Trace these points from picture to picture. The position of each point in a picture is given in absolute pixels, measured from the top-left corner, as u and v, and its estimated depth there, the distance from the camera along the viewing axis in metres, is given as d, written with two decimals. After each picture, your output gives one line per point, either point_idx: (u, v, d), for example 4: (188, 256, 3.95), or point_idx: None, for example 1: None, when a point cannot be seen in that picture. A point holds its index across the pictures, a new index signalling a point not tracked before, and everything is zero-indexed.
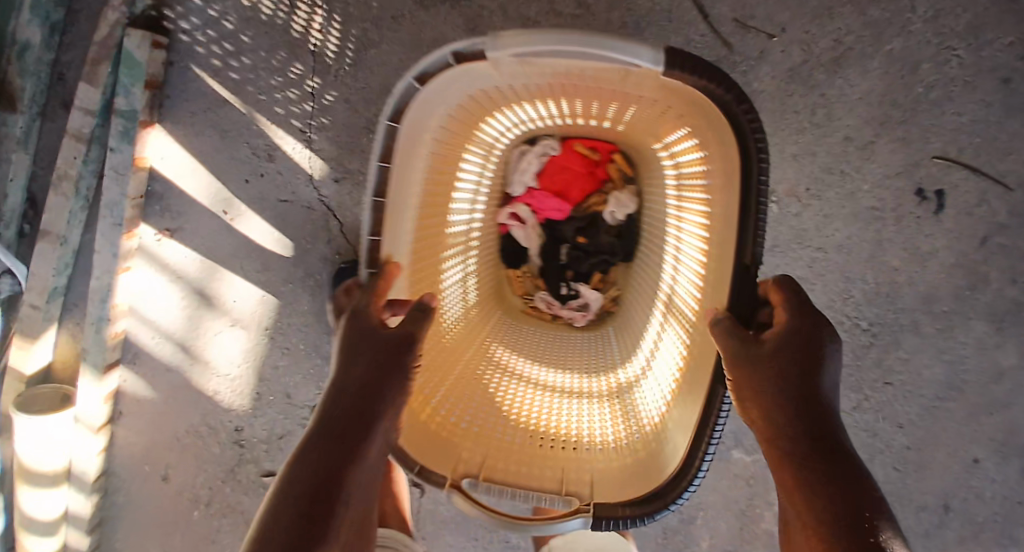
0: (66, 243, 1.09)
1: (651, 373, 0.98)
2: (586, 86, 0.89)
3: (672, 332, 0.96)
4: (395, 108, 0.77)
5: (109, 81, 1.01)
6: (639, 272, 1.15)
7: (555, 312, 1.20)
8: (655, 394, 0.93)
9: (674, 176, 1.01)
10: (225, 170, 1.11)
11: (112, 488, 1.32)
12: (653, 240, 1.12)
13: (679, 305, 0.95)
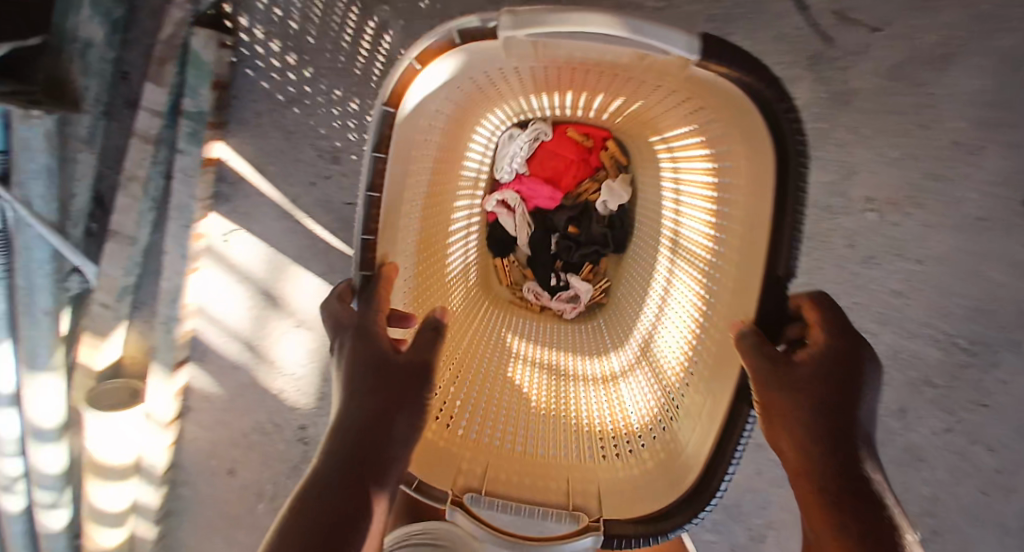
0: (136, 242, 1.08)
1: (661, 342, 0.94)
2: (607, 72, 0.79)
3: (678, 307, 0.92)
4: (392, 92, 0.65)
5: (176, 81, 0.96)
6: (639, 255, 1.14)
7: (544, 303, 1.20)
8: (671, 363, 0.88)
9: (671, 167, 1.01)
10: (292, 173, 1.07)
11: (180, 480, 1.35)
12: (648, 229, 1.13)
13: (691, 280, 0.90)
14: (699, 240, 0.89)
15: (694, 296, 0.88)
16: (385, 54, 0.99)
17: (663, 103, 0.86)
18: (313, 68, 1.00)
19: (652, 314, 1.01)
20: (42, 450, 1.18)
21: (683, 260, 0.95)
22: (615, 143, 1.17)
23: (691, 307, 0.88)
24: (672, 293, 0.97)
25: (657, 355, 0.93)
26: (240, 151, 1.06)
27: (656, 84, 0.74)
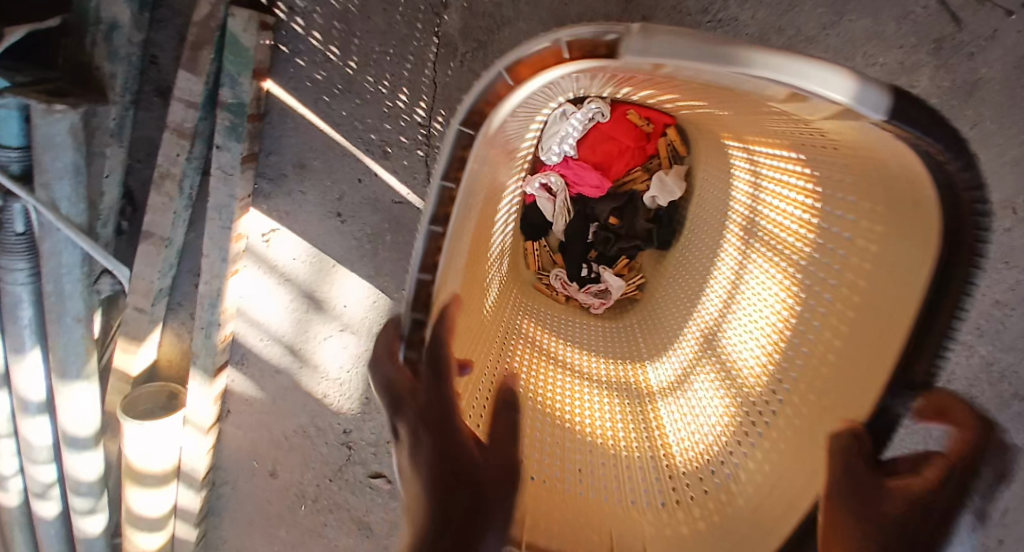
0: (171, 243, 1.01)
1: (746, 337, 0.63)
2: (663, 85, 0.52)
3: (771, 301, 0.60)
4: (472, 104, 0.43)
5: (212, 69, 0.87)
6: (703, 232, 0.80)
7: (569, 294, 0.92)
8: (758, 376, 0.59)
9: (749, 170, 0.65)
10: (336, 169, 0.98)
11: (220, 481, 1.32)
12: (699, 224, 0.81)
13: (779, 262, 0.60)
14: (782, 219, 0.59)
15: (792, 281, 0.57)
16: (442, 38, 0.87)
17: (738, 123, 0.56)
18: (358, 58, 0.89)
19: (720, 300, 0.70)
20: (79, 457, 1.17)
21: (785, 236, 0.59)
22: (680, 129, 0.82)
23: (782, 305, 0.58)
24: (760, 275, 0.63)
25: (741, 360, 0.62)
26: (281, 145, 0.97)
27: (754, 115, 0.49)
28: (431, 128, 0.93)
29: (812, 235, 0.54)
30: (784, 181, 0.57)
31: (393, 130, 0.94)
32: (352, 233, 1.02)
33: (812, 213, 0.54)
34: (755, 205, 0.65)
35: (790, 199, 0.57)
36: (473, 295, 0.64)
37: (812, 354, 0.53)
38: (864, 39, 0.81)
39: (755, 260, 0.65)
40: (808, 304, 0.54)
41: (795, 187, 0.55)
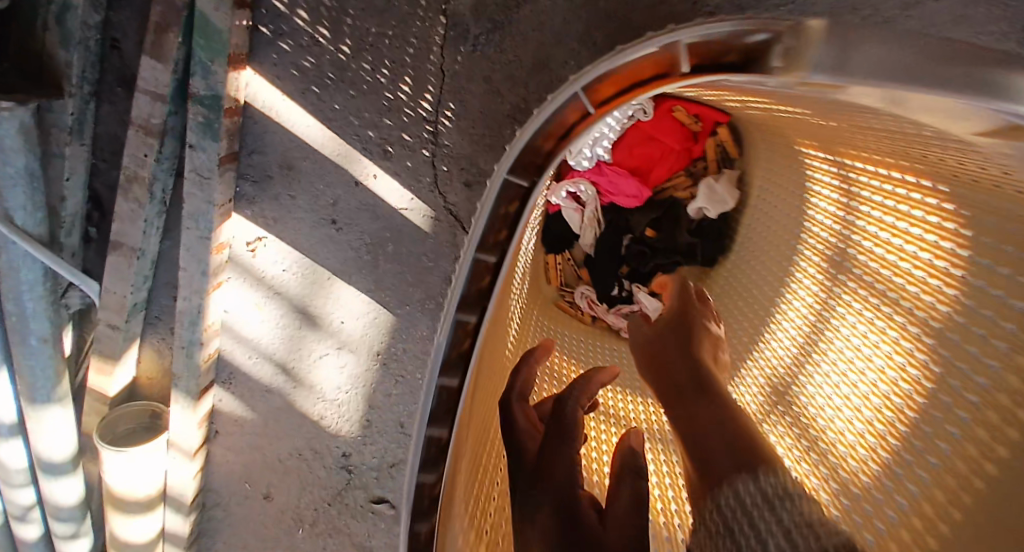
0: (144, 255, 0.89)
1: (839, 403, 0.51)
2: (760, 91, 0.43)
3: (881, 367, 0.47)
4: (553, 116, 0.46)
5: (181, 55, 0.74)
6: (766, 257, 0.69)
7: (597, 314, 0.82)
8: (866, 466, 0.44)
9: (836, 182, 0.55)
10: (329, 170, 0.85)
11: (212, 503, 1.21)
12: (758, 241, 0.72)
13: (884, 313, 0.49)
14: (894, 257, 0.48)
15: (918, 348, 0.44)
16: (451, 18, 0.74)
17: (843, 136, 0.47)
18: (351, 41, 0.76)
19: (795, 346, 0.59)
20: (57, 483, 1.07)
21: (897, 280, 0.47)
22: (732, 127, 0.76)
23: (904, 381, 0.44)
24: (850, 321, 0.53)
25: (834, 435, 0.49)
26: (265, 142, 0.84)
27: (883, 136, 0.39)
28: (438, 123, 0.80)
29: (950, 289, 0.41)
30: (898, 214, 0.47)
31: (394, 126, 0.81)
32: (348, 242, 0.90)
33: (953, 261, 0.41)
34: (848, 232, 0.55)
35: (908, 237, 0.46)
36: (500, 329, 0.54)
37: (957, 455, 0.37)
38: (952, 24, 0.68)
39: (841, 298, 0.54)
40: (951, 388, 0.39)
41: (913, 222, 0.45)
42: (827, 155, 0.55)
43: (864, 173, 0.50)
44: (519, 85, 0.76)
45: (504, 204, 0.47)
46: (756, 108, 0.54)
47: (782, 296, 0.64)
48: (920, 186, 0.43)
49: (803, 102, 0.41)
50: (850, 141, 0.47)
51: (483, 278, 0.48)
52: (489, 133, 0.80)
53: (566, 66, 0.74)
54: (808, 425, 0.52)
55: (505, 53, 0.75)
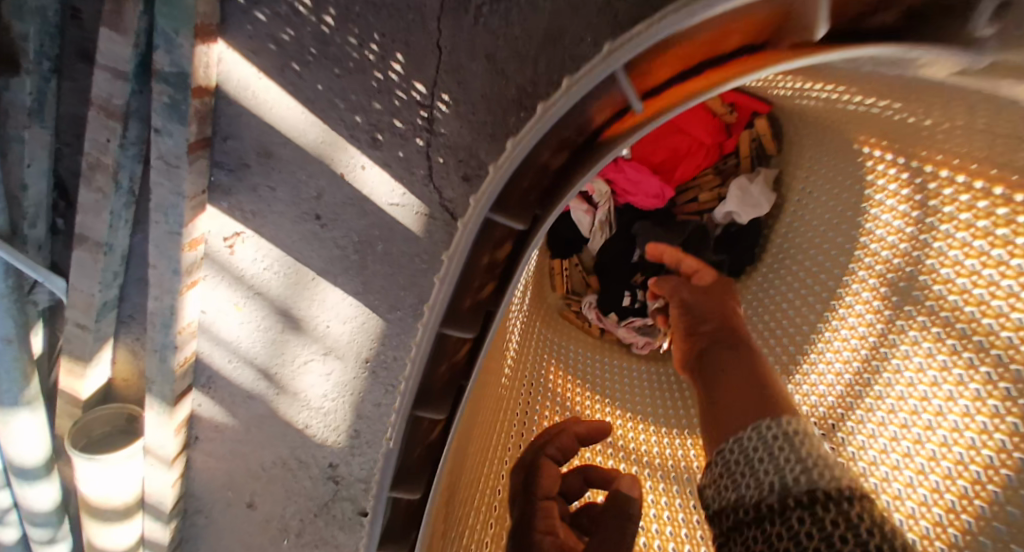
0: (112, 250, 0.81)
1: (897, 459, 0.47)
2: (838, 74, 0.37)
3: (955, 424, 0.43)
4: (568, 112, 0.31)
5: (143, 26, 0.65)
6: (811, 274, 0.63)
7: (607, 327, 0.74)
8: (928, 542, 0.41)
9: (901, 186, 0.49)
10: (312, 159, 0.77)
11: (193, 509, 1.10)
12: (801, 259, 0.65)
13: (962, 361, 0.43)
14: (971, 287, 0.43)
15: (1010, 410, 0.39)
16: None
17: (925, 135, 0.41)
18: (336, 12, 0.67)
19: (842, 383, 0.55)
20: (30, 490, 0.92)
21: (988, 324, 0.41)
22: (770, 119, 0.67)
23: (986, 449, 0.40)
24: (916, 359, 0.48)
25: (891, 497, 0.46)
26: (241, 127, 0.76)
27: (982, 131, 0.35)
28: (433, 107, 0.71)
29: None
30: (974, 231, 0.42)
31: (384, 111, 0.72)
32: (335, 239, 0.82)
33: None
34: (919, 254, 0.48)
35: (989, 263, 0.41)
36: (495, 357, 0.46)
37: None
38: None
39: (904, 333, 0.50)
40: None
41: (1008, 246, 0.39)
42: (896, 157, 0.47)
43: (934, 180, 0.45)
44: (527, 64, 0.66)
45: (488, 250, 0.36)
46: (813, 96, 0.48)
47: (830, 313, 0.59)
48: (1009, 198, 0.38)
49: (888, 89, 0.36)
50: (936, 141, 0.40)
51: (458, 350, 0.37)
52: (491, 121, 0.70)
53: (581, 43, 0.64)
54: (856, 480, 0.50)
55: (512, 27, 0.65)
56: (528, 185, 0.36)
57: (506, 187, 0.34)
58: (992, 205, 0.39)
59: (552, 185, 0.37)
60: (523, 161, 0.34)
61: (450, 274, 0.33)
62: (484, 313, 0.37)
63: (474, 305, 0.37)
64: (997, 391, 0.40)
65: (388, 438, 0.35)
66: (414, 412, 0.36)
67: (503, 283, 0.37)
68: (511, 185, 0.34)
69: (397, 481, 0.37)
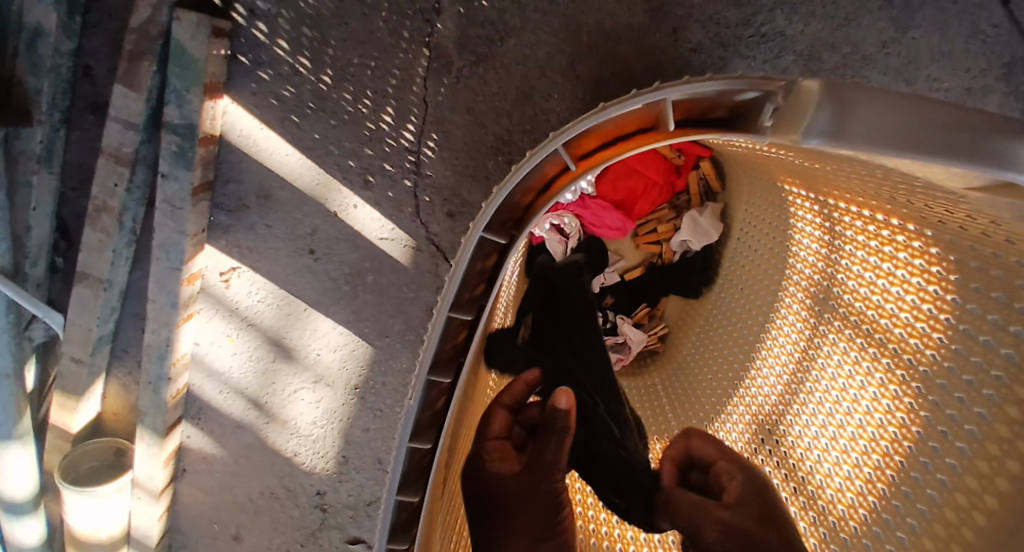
0: (111, 286, 0.85)
1: (826, 443, 0.57)
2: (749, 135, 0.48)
3: (868, 408, 0.53)
4: (527, 173, 0.44)
5: (155, 83, 0.71)
6: (752, 293, 0.72)
7: None
8: (855, 510, 0.52)
9: (814, 215, 0.59)
10: (307, 199, 0.84)
11: (178, 545, 1.08)
12: (744, 279, 0.74)
13: (869, 355, 0.54)
14: (879, 297, 0.53)
15: (906, 391, 0.50)
16: (434, 49, 0.74)
17: (828, 176, 0.50)
18: (332, 72, 0.76)
19: (781, 382, 0.64)
20: (17, 525, 0.93)
21: (889, 328, 0.52)
22: (714, 162, 0.80)
23: (891, 427, 0.51)
24: (836, 358, 0.58)
25: (824, 476, 0.56)
26: (241, 171, 0.82)
27: (857, 174, 0.44)
28: (420, 153, 0.79)
29: (936, 333, 0.47)
30: (881, 253, 0.52)
31: (375, 155, 0.80)
32: (327, 272, 0.88)
33: (940, 306, 0.47)
34: (831, 270, 0.59)
35: (895, 280, 0.51)
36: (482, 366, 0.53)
37: (956, 487, 0.44)
38: (929, 61, 0.69)
39: (825, 337, 0.60)
40: (940, 433, 0.46)
41: (908, 266, 0.49)
42: (810, 194, 0.58)
43: (846, 213, 0.54)
44: (503, 116, 0.76)
45: (480, 259, 0.47)
46: (742, 146, 0.58)
47: (767, 325, 0.68)
48: (902, 228, 0.48)
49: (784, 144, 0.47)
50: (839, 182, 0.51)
51: (458, 334, 0.47)
52: (472, 165, 0.79)
53: (549, 99, 0.74)
54: (795, 465, 0.59)
55: (489, 85, 0.75)
56: (506, 215, 0.47)
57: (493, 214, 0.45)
58: (892, 233, 0.50)
59: (522, 218, 0.50)
60: (503, 201, 0.45)
61: (455, 278, 0.43)
62: (477, 306, 0.48)
63: (472, 299, 0.47)
64: (894, 381, 0.51)
65: (409, 397, 0.45)
66: (430, 378, 0.45)
67: (489, 286, 0.48)
68: (496, 214, 0.45)
69: (414, 434, 0.46)
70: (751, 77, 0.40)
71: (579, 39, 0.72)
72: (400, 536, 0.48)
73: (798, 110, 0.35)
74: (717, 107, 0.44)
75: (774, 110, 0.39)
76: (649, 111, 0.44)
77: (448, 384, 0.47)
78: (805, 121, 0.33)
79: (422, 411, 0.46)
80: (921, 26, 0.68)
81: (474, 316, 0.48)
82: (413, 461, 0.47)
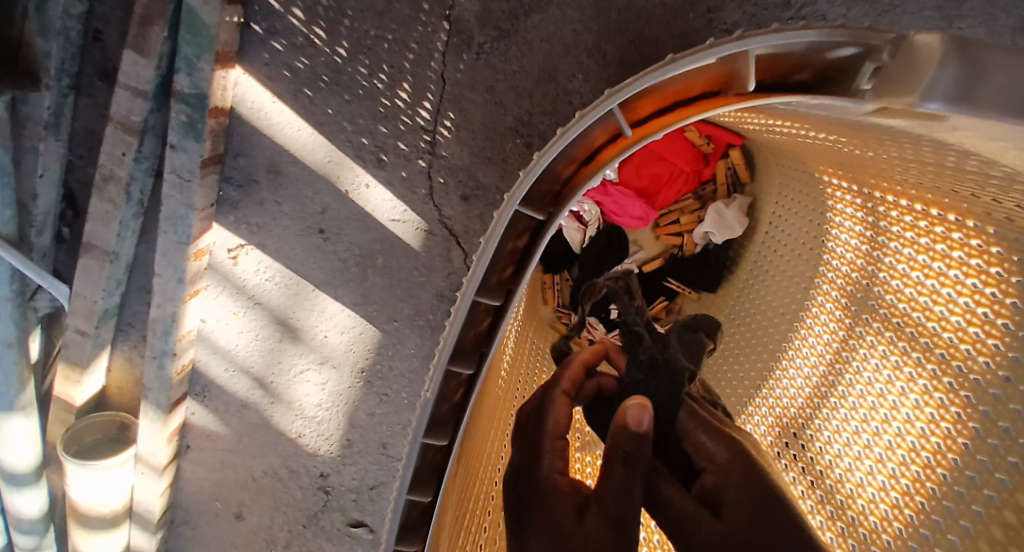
0: (118, 258, 0.83)
1: (857, 451, 0.55)
2: (798, 116, 0.46)
3: (909, 417, 0.51)
4: (565, 146, 0.41)
5: (166, 49, 0.69)
6: (773, 294, 0.70)
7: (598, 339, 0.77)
8: (889, 522, 0.50)
9: (857, 215, 0.57)
10: (318, 176, 0.81)
11: (179, 520, 1.07)
12: (769, 278, 0.72)
13: (911, 360, 0.52)
14: (926, 300, 0.51)
15: (953, 401, 0.48)
16: (454, 24, 0.71)
17: (877, 167, 0.50)
18: (348, 44, 0.73)
19: (810, 385, 0.61)
20: (18, 496, 0.93)
21: (937, 334, 0.49)
22: (743, 150, 0.79)
23: (934, 437, 0.49)
24: (874, 362, 0.56)
25: (854, 485, 0.54)
26: (252, 145, 0.80)
27: (913, 163, 0.44)
28: (435, 132, 0.77)
29: (991, 340, 0.46)
30: (933, 252, 0.50)
31: (389, 133, 0.77)
32: (337, 252, 0.86)
33: (998, 311, 0.45)
34: (873, 270, 0.57)
35: (946, 281, 0.49)
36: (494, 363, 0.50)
37: (1005, 504, 0.43)
38: None
39: (862, 339, 0.57)
40: (990, 446, 0.45)
41: (964, 267, 0.47)
42: (853, 186, 0.57)
43: (894, 208, 0.53)
44: (523, 97, 0.73)
45: (511, 238, 0.44)
46: (781, 132, 0.56)
47: (790, 330, 0.66)
48: (961, 225, 0.46)
49: (840, 125, 0.44)
50: (896, 176, 0.49)
51: (482, 321, 0.45)
52: (488, 146, 0.77)
53: (573, 79, 0.71)
54: (823, 471, 0.57)
55: (510, 64, 0.72)
56: (543, 188, 0.45)
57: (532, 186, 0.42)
58: (947, 230, 0.47)
59: (562, 193, 0.46)
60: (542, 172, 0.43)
61: (483, 259, 0.41)
62: (505, 291, 0.45)
63: (500, 282, 0.44)
64: (940, 391, 0.49)
65: (425, 388, 0.42)
66: (450, 366, 0.43)
67: (519, 270, 0.45)
68: (536, 186, 0.43)
69: (429, 429, 0.44)
70: (852, 29, 0.35)
71: (606, 16, 0.68)
72: (410, 528, 0.46)
73: (912, 74, 0.32)
74: (801, 68, 0.38)
75: (875, 70, 0.35)
76: (721, 67, 0.38)
77: (469, 375, 0.45)
78: (928, 80, 0.30)
79: (437, 405, 0.44)
80: (967, 18, 0.64)
81: (501, 302, 0.45)
82: (424, 460, 0.45)
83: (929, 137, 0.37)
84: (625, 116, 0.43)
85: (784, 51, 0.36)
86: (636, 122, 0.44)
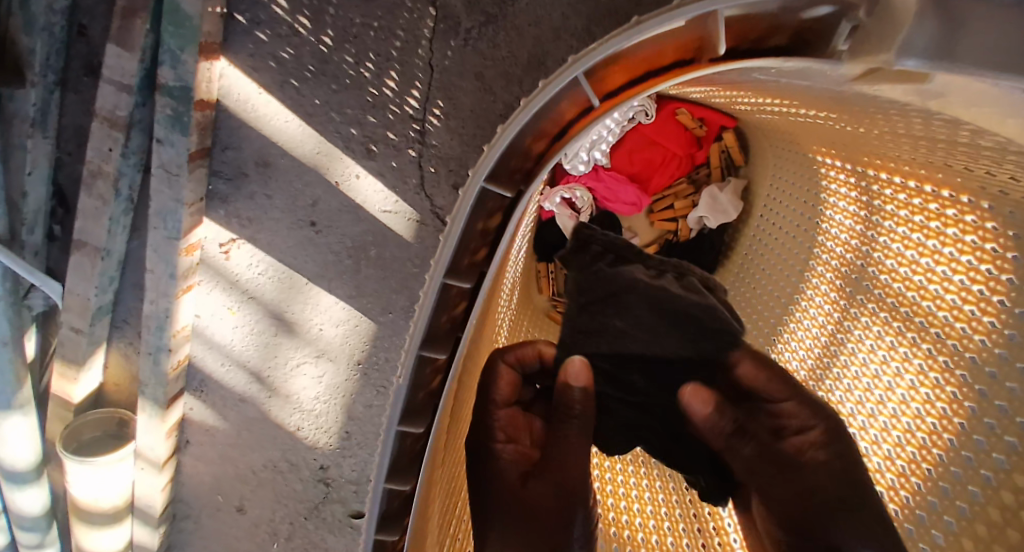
0: (109, 255, 0.83)
1: (853, 433, 0.55)
2: (785, 90, 0.45)
3: (904, 398, 0.51)
4: (530, 118, 0.40)
5: (149, 41, 0.68)
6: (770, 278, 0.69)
7: None
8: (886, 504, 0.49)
9: (852, 195, 0.57)
10: (308, 168, 0.81)
11: (182, 514, 1.08)
12: (763, 262, 0.71)
13: (906, 340, 0.51)
14: (921, 279, 0.50)
15: (949, 380, 0.47)
16: (441, 10, 0.70)
17: (871, 143, 0.48)
18: (334, 32, 0.72)
19: (805, 367, 0.62)
20: (19, 494, 0.93)
21: (931, 312, 0.49)
22: (737, 133, 0.78)
23: (930, 417, 0.48)
24: (869, 343, 0.55)
25: None
26: (241, 137, 0.79)
27: (905, 138, 0.43)
28: (425, 121, 0.76)
29: (987, 318, 0.45)
30: (927, 230, 0.49)
31: (378, 123, 0.76)
32: (329, 245, 0.85)
33: (994, 287, 0.44)
34: (867, 250, 0.56)
35: (941, 259, 0.48)
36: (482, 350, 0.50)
37: (1001, 484, 0.41)
38: None
39: (856, 320, 0.57)
40: (986, 426, 0.44)
41: (959, 243, 0.46)
42: (846, 165, 0.56)
43: (889, 186, 0.52)
44: (513, 83, 0.72)
45: (482, 219, 0.43)
46: (772, 110, 0.55)
47: (787, 314, 0.65)
48: (955, 202, 0.45)
49: (826, 97, 0.43)
50: (891, 152, 0.47)
51: (456, 305, 0.44)
52: (478, 134, 0.76)
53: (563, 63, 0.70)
54: None
55: (499, 49, 0.71)
56: (513, 166, 0.44)
57: (497, 162, 0.41)
58: (942, 207, 0.47)
59: (532, 169, 0.46)
60: (509, 145, 0.41)
61: (449, 240, 0.40)
62: (477, 273, 0.44)
63: (471, 265, 0.44)
64: (936, 371, 0.48)
65: (397, 375, 0.42)
66: (421, 353, 0.43)
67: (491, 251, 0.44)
68: (502, 161, 0.42)
69: (405, 418, 0.44)
70: None
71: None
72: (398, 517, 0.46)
73: (887, 28, 0.30)
74: (776, 31, 0.37)
75: (852, 29, 0.33)
76: (691, 32, 0.37)
77: (445, 361, 0.45)
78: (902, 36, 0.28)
79: (414, 392, 0.43)
80: None
81: (474, 284, 0.44)
82: (406, 448, 0.45)
83: (919, 108, 0.35)
84: (592, 86, 0.42)
85: (755, 10, 0.34)
86: (607, 93, 0.43)
